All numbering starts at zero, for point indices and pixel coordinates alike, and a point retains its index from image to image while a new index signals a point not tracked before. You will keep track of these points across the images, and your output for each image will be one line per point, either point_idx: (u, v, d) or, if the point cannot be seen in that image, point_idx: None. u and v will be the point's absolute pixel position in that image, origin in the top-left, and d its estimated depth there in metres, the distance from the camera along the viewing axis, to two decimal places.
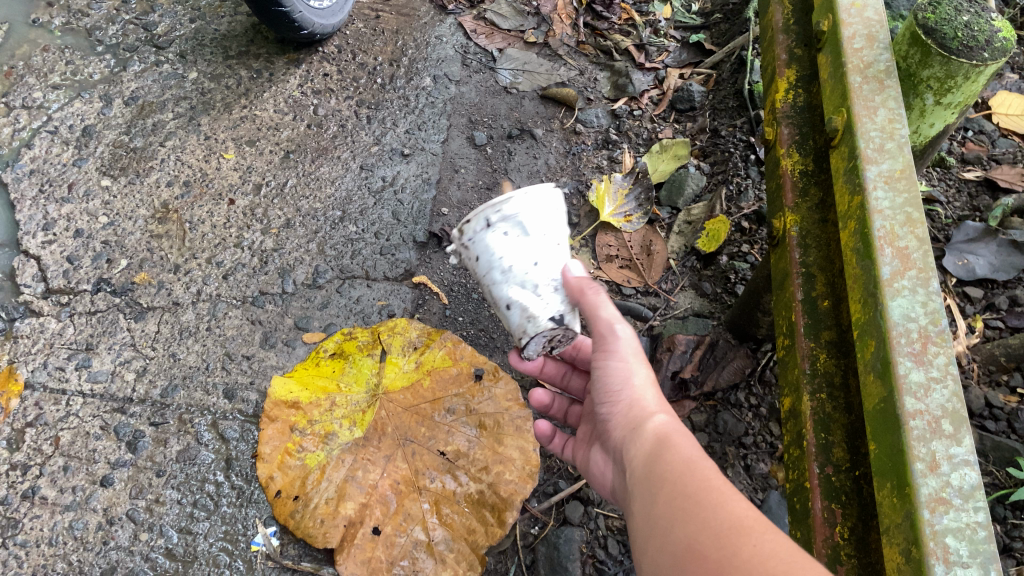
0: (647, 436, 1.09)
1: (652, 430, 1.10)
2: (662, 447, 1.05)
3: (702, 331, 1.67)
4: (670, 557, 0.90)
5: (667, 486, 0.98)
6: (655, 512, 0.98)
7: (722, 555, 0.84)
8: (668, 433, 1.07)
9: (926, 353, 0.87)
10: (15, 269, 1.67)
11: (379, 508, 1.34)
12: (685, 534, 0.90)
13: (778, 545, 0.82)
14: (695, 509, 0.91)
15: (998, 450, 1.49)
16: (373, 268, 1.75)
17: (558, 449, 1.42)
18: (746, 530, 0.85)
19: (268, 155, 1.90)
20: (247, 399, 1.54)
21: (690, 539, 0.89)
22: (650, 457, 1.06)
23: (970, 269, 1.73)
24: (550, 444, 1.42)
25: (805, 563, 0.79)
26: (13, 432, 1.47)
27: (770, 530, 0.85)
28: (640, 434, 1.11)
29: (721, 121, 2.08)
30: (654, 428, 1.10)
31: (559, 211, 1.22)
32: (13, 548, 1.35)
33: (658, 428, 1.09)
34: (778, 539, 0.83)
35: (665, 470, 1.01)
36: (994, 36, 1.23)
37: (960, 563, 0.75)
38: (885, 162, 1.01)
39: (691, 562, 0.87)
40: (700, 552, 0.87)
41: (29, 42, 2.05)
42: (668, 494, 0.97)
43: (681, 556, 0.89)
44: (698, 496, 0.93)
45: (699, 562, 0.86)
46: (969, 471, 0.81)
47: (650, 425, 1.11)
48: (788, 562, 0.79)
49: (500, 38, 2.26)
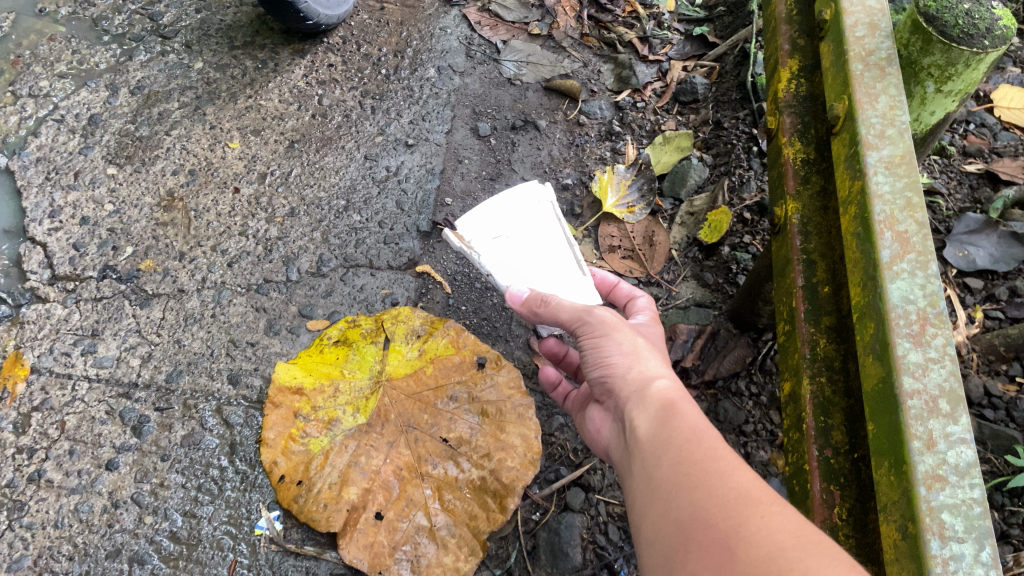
0: (645, 403, 1.06)
1: (654, 395, 1.06)
2: (665, 413, 1.03)
3: (703, 320, 1.69)
4: (672, 524, 0.90)
5: (671, 452, 0.97)
6: (657, 477, 0.96)
7: (728, 524, 0.84)
8: (674, 401, 1.04)
9: (924, 334, 0.88)
10: (22, 255, 1.68)
11: (381, 494, 1.35)
12: (689, 501, 0.89)
13: (786, 518, 0.82)
14: (701, 476, 0.91)
15: (996, 438, 1.51)
16: (377, 257, 1.76)
17: (562, 398, 1.48)
18: (754, 501, 0.85)
19: (273, 144, 1.91)
20: (251, 384, 1.55)
21: (695, 507, 0.88)
22: (654, 423, 1.03)
23: (970, 260, 1.74)
24: (554, 392, 1.50)
25: (815, 537, 0.79)
26: (20, 416, 1.48)
27: (776, 502, 0.85)
28: (636, 400, 1.07)
29: (724, 113, 2.10)
30: (656, 394, 1.06)
31: (498, 215, 1.38)
32: (20, 531, 1.37)
33: (662, 395, 1.06)
34: (785, 511, 0.83)
35: (669, 438, 0.99)
36: (994, 24, 1.23)
37: (957, 538, 0.76)
38: (886, 147, 1.02)
39: (695, 529, 0.86)
40: (706, 520, 0.86)
41: (36, 32, 2.06)
42: (672, 459, 0.96)
43: (685, 524, 0.88)
44: (704, 463, 0.92)
45: (704, 529, 0.85)
46: (966, 449, 0.82)
47: (652, 391, 1.07)
48: (796, 535, 0.79)
49: (504, 30, 2.27)
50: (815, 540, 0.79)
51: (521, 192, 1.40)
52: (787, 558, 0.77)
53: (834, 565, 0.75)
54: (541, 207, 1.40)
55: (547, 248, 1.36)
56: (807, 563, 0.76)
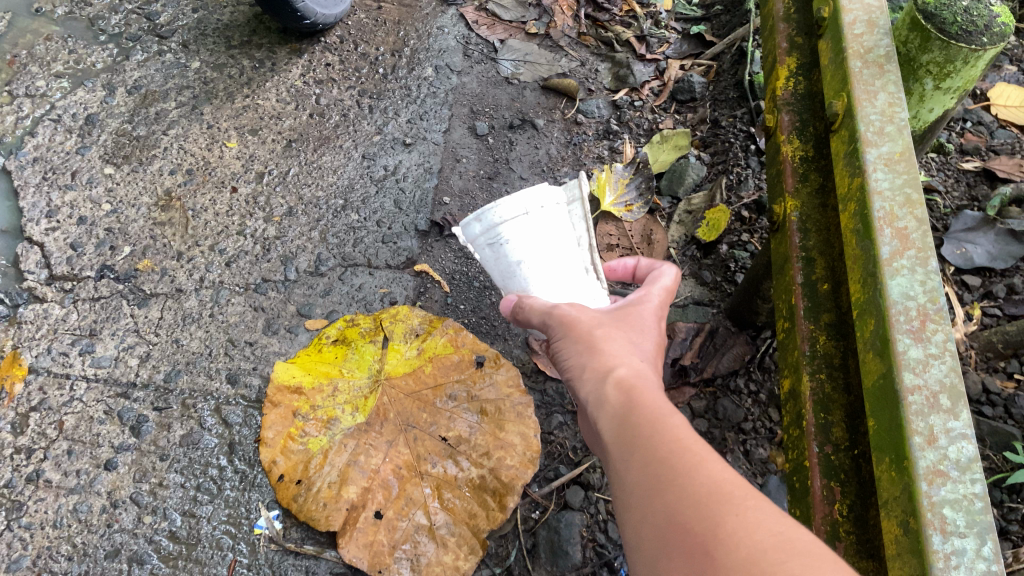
0: (606, 401, 0.96)
1: (615, 390, 0.97)
2: (626, 409, 0.94)
3: (701, 318, 1.70)
4: (648, 533, 0.82)
5: (638, 451, 0.89)
6: (627, 481, 0.88)
7: (704, 525, 0.77)
8: (635, 393, 0.95)
9: (925, 330, 0.88)
10: (19, 255, 1.67)
11: (381, 492, 1.35)
12: (663, 504, 0.82)
13: (764, 515, 0.76)
14: (670, 474, 0.84)
15: (995, 435, 1.51)
16: (375, 256, 1.76)
17: None
18: (728, 497, 0.78)
19: (271, 144, 1.91)
20: (250, 384, 1.55)
21: (668, 509, 0.81)
22: (618, 422, 0.94)
23: (968, 257, 1.75)
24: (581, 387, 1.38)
25: (795, 533, 0.73)
26: (18, 416, 1.48)
27: (752, 495, 0.79)
28: (597, 400, 0.98)
29: (721, 112, 2.10)
30: (616, 388, 0.97)
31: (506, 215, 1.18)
32: (19, 531, 1.36)
33: (623, 387, 0.97)
34: (761, 505, 0.77)
35: (635, 434, 0.91)
36: (992, 22, 1.24)
37: (957, 533, 0.77)
38: (885, 145, 1.02)
39: (672, 535, 0.79)
40: (680, 525, 0.79)
41: (32, 32, 2.05)
42: (638, 459, 0.88)
43: (661, 530, 0.80)
44: (671, 460, 0.85)
45: (679, 535, 0.78)
46: (967, 445, 0.82)
47: (613, 386, 0.97)
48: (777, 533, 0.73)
49: (501, 29, 2.27)
50: (796, 538, 0.73)
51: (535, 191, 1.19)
52: (769, 559, 0.71)
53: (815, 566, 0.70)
54: (556, 209, 1.22)
55: (557, 258, 1.22)
56: (786, 566, 0.70)
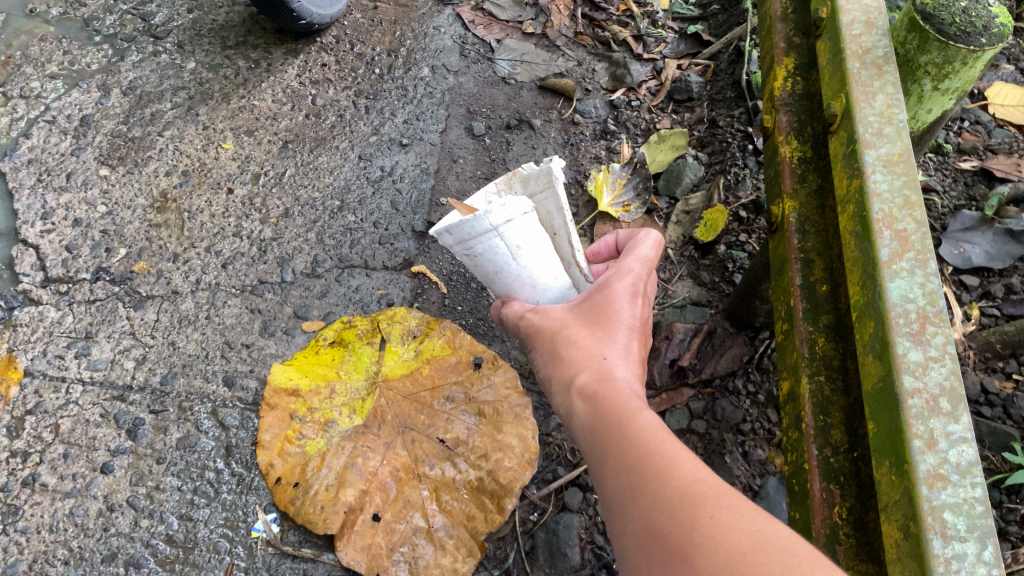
0: (578, 406, 0.98)
1: (582, 393, 0.98)
2: (595, 413, 0.94)
3: (700, 319, 1.69)
4: (630, 541, 0.82)
5: (611, 456, 0.89)
6: (605, 486, 0.89)
7: (679, 530, 0.76)
8: (602, 394, 0.95)
9: (925, 333, 0.88)
10: (14, 257, 1.66)
11: (379, 495, 1.35)
12: (637, 510, 0.82)
13: (736, 513, 0.75)
14: (642, 478, 0.83)
15: (993, 435, 1.51)
16: (372, 257, 1.76)
17: None
18: (698, 498, 0.78)
19: (267, 145, 1.90)
20: (247, 386, 1.55)
21: (643, 515, 0.81)
22: (590, 428, 0.95)
23: (966, 258, 1.75)
24: None
25: (765, 529, 0.73)
26: (13, 420, 1.47)
27: (724, 494, 0.78)
28: (571, 406, 0.99)
29: (719, 111, 2.09)
30: (583, 391, 0.98)
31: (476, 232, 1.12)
32: (14, 535, 1.36)
33: (589, 389, 0.97)
34: (735, 503, 0.77)
35: (606, 437, 0.91)
36: (990, 22, 1.24)
37: (958, 537, 0.76)
38: (884, 146, 1.02)
39: (650, 542, 0.79)
40: (657, 530, 0.78)
41: (26, 32, 2.04)
42: (611, 464, 0.88)
43: (639, 538, 0.81)
44: (642, 463, 0.85)
45: (657, 542, 0.78)
46: (967, 448, 0.82)
47: (581, 389, 0.98)
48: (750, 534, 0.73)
49: (497, 29, 2.26)
50: (773, 536, 0.73)
51: (506, 204, 1.10)
52: (746, 562, 0.70)
53: (794, 564, 0.69)
54: (528, 219, 1.14)
55: (535, 263, 1.20)
56: (770, 565, 0.69)
